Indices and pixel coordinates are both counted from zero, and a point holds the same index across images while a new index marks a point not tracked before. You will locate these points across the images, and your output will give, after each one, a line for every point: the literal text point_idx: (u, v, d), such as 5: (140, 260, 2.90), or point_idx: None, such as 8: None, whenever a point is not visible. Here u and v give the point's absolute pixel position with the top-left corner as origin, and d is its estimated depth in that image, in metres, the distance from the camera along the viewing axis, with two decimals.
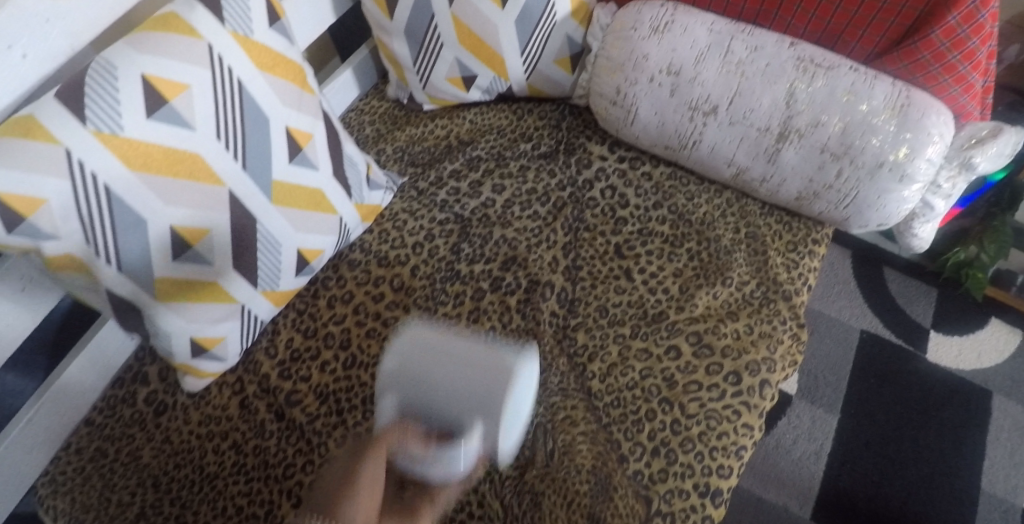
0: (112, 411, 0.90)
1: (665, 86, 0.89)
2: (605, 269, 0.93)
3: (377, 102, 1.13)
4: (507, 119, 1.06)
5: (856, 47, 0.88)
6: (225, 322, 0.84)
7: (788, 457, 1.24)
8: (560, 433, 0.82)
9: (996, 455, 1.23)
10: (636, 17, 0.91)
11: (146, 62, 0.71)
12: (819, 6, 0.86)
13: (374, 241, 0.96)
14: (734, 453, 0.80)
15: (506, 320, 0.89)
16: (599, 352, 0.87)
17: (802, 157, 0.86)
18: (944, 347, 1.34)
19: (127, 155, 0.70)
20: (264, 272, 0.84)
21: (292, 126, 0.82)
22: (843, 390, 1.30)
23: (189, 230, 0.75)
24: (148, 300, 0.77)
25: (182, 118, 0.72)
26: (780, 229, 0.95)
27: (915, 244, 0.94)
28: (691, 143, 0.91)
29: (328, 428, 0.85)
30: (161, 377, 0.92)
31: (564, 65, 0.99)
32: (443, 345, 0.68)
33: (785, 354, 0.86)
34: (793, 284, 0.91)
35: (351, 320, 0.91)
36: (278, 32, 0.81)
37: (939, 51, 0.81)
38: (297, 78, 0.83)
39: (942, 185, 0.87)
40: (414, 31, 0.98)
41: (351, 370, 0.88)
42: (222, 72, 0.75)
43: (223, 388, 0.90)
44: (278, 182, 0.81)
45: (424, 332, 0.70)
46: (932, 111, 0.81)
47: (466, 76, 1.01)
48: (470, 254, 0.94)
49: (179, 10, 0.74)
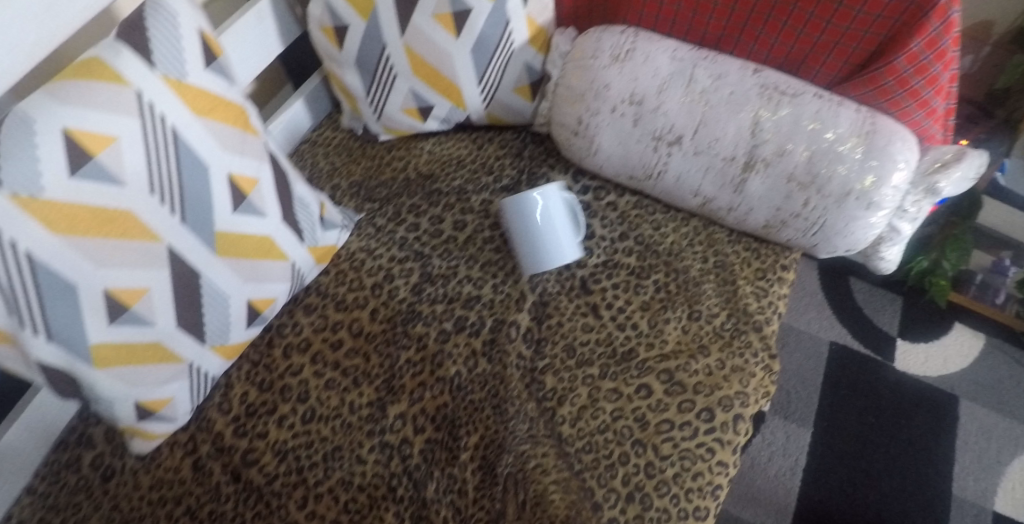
0: (56, 478, 0.84)
1: (628, 116, 0.86)
2: (572, 305, 0.89)
3: (331, 132, 1.08)
4: (466, 149, 1.03)
5: (819, 72, 0.86)
6: (172, 383, 0.80)
7: (764, 475, 1.23)
8: (532, 482, 0.78)
9: (965, 460, 1.24)
10: (596, 44, 0.88)
11: (67, 114, 0.67)
12: (782, 31, 0.84)
13: (331, 284, 0.92)
14: (710, 493, 0.77)
15: (472, 366, 0.85)
16: (568, 395, 0.84)
17: (768, 186, 0.84)
18: (911, 355, 1.34)
19: (50, 218, 0.66)
20: (211, 326, 0.81)
21: (235, 172, 0.78)
22: (815, 404, 1.29)
23: (125, 291, 0.72)
24: (84, 367, 0.73)
25: (110, 174, 0.69)
26: (748, 256, 0.92)
27: (883, 266, 0.92)
28: (656, 173, 0.89)
29: (288, 489, 0.81)
30: (108, 438, 0.86)
31: (524, 93, 0.96)
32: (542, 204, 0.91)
33: (759, 387, 0.83)
34: (763, 313, 0.88)
35: (309, 371, 0.87)
36: (215, 72, 0.77)
37: (903, 77, 0.80)
38: (238, 120, 0.79)
39: (908, 209, 0.85)
40: (365, 62, 0.94)
41: (311, 424, 0.84)
42: (154, 121, 0.71)
43: (175, 449, 0.84)
44: (222, 233, 0.78)
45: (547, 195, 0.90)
46: (897, 138, 0.79)
47: (422, 106, 0.97)
48: (432, 294, 0.90)
49: (103, 54, 0.70)
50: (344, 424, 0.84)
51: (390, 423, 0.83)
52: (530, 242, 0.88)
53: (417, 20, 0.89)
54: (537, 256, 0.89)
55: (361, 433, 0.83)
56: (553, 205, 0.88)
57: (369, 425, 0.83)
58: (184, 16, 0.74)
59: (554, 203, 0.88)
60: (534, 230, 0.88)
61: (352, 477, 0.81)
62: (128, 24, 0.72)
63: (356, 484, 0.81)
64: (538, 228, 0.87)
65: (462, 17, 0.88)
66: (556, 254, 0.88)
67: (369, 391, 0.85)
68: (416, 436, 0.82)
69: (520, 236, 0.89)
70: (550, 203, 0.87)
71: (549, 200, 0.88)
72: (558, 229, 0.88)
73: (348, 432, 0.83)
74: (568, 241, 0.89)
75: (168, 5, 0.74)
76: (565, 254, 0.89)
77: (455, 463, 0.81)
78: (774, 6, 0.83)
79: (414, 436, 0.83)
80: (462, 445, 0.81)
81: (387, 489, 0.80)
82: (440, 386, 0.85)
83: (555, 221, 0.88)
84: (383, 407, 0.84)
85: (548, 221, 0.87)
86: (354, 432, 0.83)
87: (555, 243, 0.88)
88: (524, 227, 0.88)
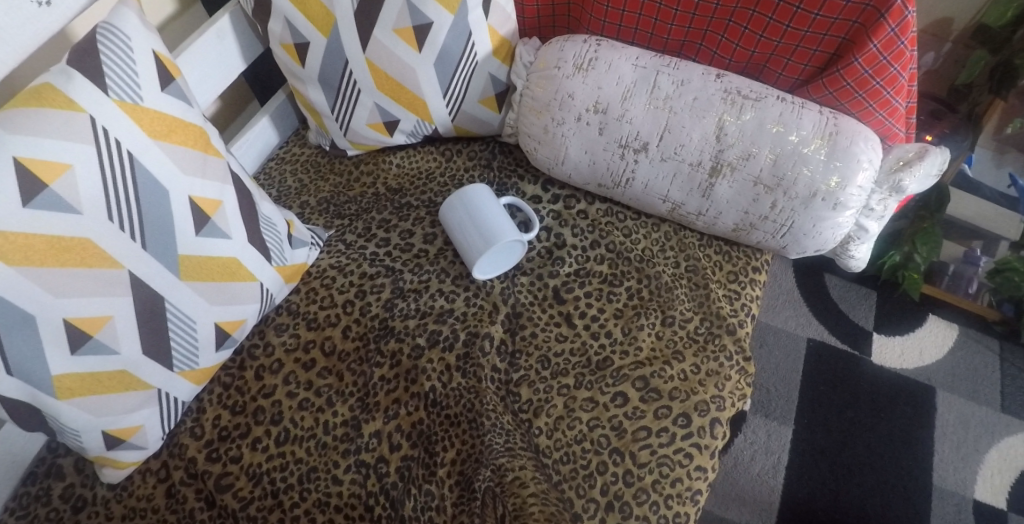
0: (25, 511, 0.80)
1: (593, 125, 0.87)
2: (545, 315, 0.89)
3: (299, 148, 1.08)
4: (435, 161, 1.02)
5: (781, 75, 0.87)
6: (140, 410, 0.79)
7: (747, 474, 1.20)
8: (511, 496, 0.76)
9: (945, 450, 1.22)
10: (559, 54, 0.88)
11: (18, 144, 0.66)
12: (743, 36, 0.85)
13: (301, 302, 0.91)
14: (690, 498, 0.77)
15: (446, 380, 0.85)
16: (544, 406, 0.83)
17: (735, 190, 0.84)
18: (887, 349, 1.32)
19: (4, 250, 0.66)
20: (178, 351, 0.80)
21: (196, 195, 0.77)
22: (795, 402, 1.27)
23: (86, 320, 0.72)
24: (47, 399, 0.72)
25: (66, 202, 0.68)
26: (719, 259, 0.93)
27: (852, 265, 0.93)
28: (624, 181, 0.90)
29: (263, 513, 0.80)
30: (78, 468, 0.83)
31: (490, 104, 0.96)
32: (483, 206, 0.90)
33: (734, 391, 0.84)
34: (736, 316, 0.88)
35: (282, 392, 0.85)
36: (173, 95, 0.76)
37: (863, 78, 0.81)
38: (199, 142, 0.78)
39: (874, 207, 0.85)
40: (329, 78, 0.94)
41: (285, 446, 0.83)
42: (109, 146, 0.71)
43: (147, 476, 0.83)
44: (186, 256, 0.77)
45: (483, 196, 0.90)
46: (860, 138, 0.80)
47: (388, 121, 0.97)
48: (404, 309, 0.89)
49: (54, 80, 0.69)
50: (319, 444, 0.83)
51: (365, 441, 0.82)
52: (465, 236, 0.89)
53: (379, 34, 0.88)
54: (474, 248, 0.88)
55: (336, 454, 0.82)
56: (476, 192, 0.90)
57: (345, 444, 0.82)
58: (138, 38, 0.73)
59: (477, 192, 0.90)
60: (465, 222, 0.89)
61: (328, 498, 0.80)
62: (79, 49, 0.71)
63: (333, 505, 0.80)
64: (469, 218, 0.89)
65: (423, 31, 0.88)
66: (490, 240, 0.87)
67: (344, 410, 0.84)
68: (392, 454, 0.82)
69: (456, 234, 0.90)
70: (473, 192, 0.90)
71: (471, 190, 0.90)
72: (487, 215, 0.89)
73: (323, 452, 0.82)
74: (502, 224, 0.88)
75: (121, 28, 0.73)
76: (499, 237, 0.87)
77: (432, 480, 0.79)
78: (733, 11, 0.84)
79: (389, 454, 0.82)
80: (439, 461, 0.81)
81: (364, 509, 0.80)
82: (415, 402, 0.84)
83: (481, 208, 0.89)
84: (358, 426, 0.83)
85: (473, 209, 0.89)
86: (329, 452, 0.82)
87: (488, 229, 0.88)
88: (456, 223, 0.90)
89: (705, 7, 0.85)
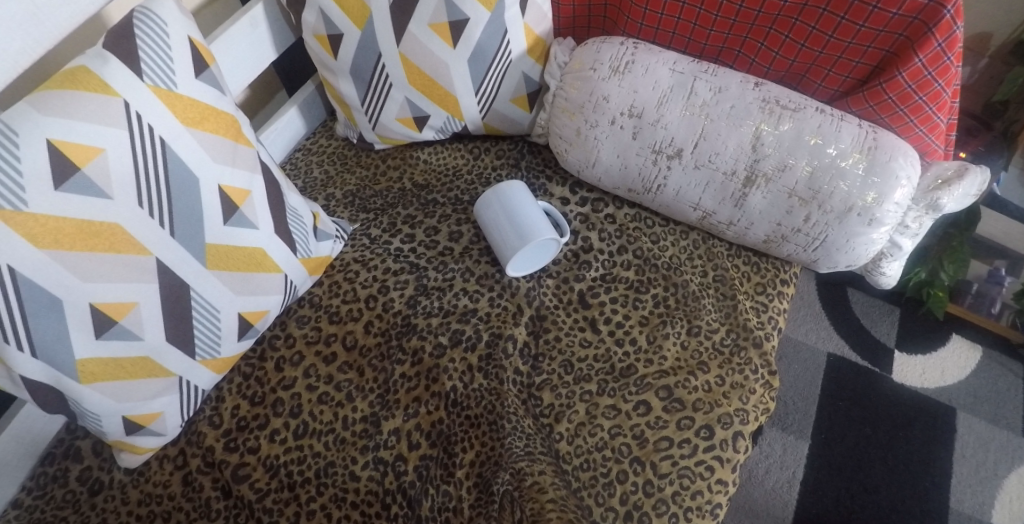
0: (42, 492, 0.80)
1: (627, 129, 0.86)
2: (569, 320, 0.88)
3: (326, 140, 1.08)
4: (462, 159, 1.02)
5: (821, 86, 0.85)
6: (161, 397, 0.79)
7: (761, 487, 1.19)
8: (528, 500, 0.75)
9: (963, 473, 1.20)
10: (595, 55, 0.87)
11: (52, 126, 0.66)
12: (783, 44, 0.84)
13: (324, 295, 0.91)
14: (709, 512, 0.76)
15: (467, 381, 0.84)
16: (566, 411, 0.83)
17: (769, 201, 0.83)
18: (909, 367, 1.30)
19: (34, 233, 0.66)
20: (201, 340, 0.80)
21: (226, 185, 0.77)
22: (814, 416, 1.25)
23: (112, 306, 0.71)
24: (69, 382, 0.71)
25: (97, 187, 0.68)
26: (747, 270, 0.91)
27: (884, 282, 0.91)
28: (656, 187, 0.89)
29: (280, 505, 0.79)
30: (96, 452, 0.83)
31: (521, 104, 0.96)
32: (516, 198, 0.89)
33: (758, 404, 0.83)
34: (762, 329, 0.87)
35: (302, 384, 0.85)
36: (206, 82, 0.76)
37: (905, 92, 0.79)
38: (230, 130, 0.78)
39: (909, 225, 0.83)
40: (360, 71, 0.93)
41: (303, 439, 0.82)
42: (142, 133, 0.70)
43: (164, 463, 0.82)
44: (213, 246, 0.77)
45: (516, 190, 0.90)
46: (900, 154, 0.78)
47: (418, 116, 0.97)
48: (427, 307, 0.88)
49: (89, 63, 0.69)
50: (337, 439, 0.82)
51: (384, 439, 0.82)
52: (500, 233, 0.88)
53: (413, 29, 0.88)
54: (511, 246, 0.87)
55: (354, 449, 0.82)
56: (513, 189, 0.90)
57: (363, 440, 0.82)
58: (174, 24, 0.73)
59: (513, 190, 0.90)
60: (501, 220, 0.89)
61: (345, 494, 0.80)
62: (116, 33, 0.71)
63: (349, 501, 0.79)
64: (504, 214, 0.89)
65: (459, 27, 0.87)
66: (529, 239, 0.86)
67: (363, 406, 0.84)
68: (411, 452, 0.81)
69: (490, 231, 0.90)
70: (509, 190, 0.89)
71: (508, 188, 0.90)
72: (524, 212, 0.88)
73: (341, 447, 0.82)
74: (539, 222, 0.88)
75: (157, 13, 0.73)
76: (538, 236, 0.87)
77: (451, 481, 0.79)
78: (775, 19, 0.82)
79: (408, 452, 0.81)
80: (457, 462, 0.80)
81: (381, 507, 0.79)
82: (435, 402, 0.83)
83: (517, 206, 0.89)
84: (377, 423, 0.83)
85: (509, 207, 0.89)
86: (347, 447, 0.82)
87: (524, 227, 0.87)
88: (492, 221, 0.89)
89: (746, 13, 0.83)
